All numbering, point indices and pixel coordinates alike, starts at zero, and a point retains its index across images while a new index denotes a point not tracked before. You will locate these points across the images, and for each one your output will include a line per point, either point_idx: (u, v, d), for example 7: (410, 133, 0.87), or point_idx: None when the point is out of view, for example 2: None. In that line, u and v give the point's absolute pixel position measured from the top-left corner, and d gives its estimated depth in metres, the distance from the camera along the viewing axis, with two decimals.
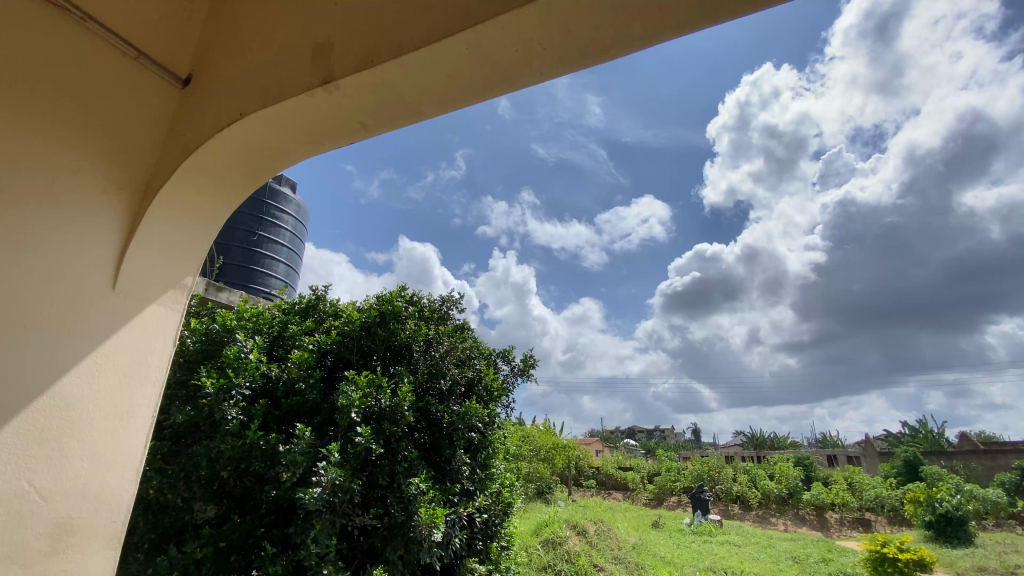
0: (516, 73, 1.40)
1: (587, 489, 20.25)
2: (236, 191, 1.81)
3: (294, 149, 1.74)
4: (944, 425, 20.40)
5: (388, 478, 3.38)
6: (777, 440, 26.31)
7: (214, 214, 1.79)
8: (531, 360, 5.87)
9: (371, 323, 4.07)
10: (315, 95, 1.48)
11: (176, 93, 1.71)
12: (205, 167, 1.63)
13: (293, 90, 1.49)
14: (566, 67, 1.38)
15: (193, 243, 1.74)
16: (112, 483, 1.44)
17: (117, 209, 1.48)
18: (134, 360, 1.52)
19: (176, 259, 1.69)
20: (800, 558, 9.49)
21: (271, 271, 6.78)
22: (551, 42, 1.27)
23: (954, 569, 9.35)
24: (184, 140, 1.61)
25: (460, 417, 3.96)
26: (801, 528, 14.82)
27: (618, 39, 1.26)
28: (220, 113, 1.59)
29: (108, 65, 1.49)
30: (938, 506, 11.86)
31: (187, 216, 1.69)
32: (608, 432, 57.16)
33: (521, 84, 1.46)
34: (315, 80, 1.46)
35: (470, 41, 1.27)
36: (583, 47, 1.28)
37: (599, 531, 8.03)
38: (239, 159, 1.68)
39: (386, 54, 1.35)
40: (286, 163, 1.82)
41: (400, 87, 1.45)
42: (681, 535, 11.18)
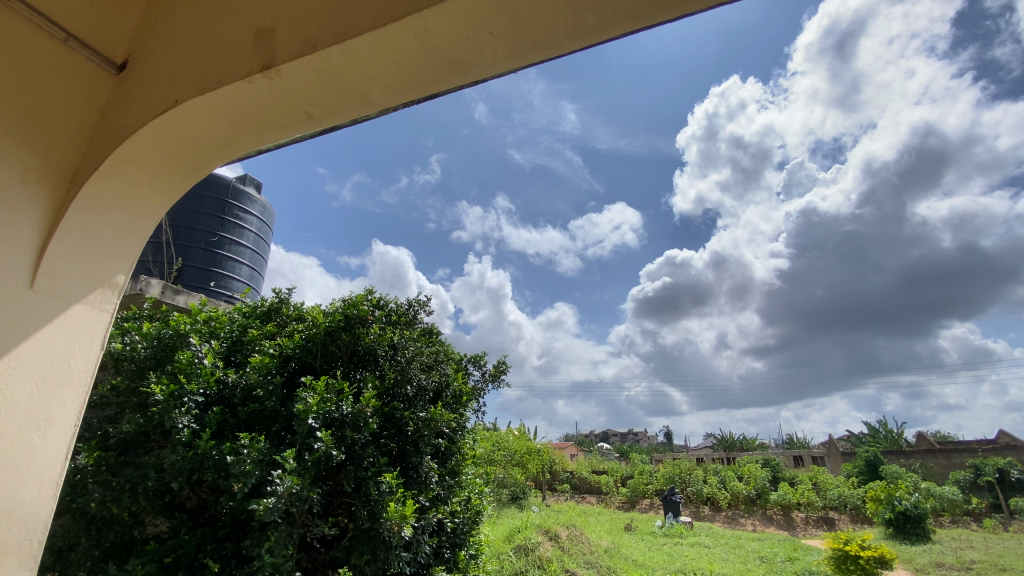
0: (466, 63, 1.40)
1: (561, 494, 20.35)
2: (174, 182, 1.75)
3: (236, 139, 1.69)
4: (903, 426, 21.28)
5: (353, 485, 3.31)
6: (746, 442, 26.90)
7: (150, 207, 1.73)
8: (502, 365, 5.86)
9: (334, 328, 3.98)
10: (255, 81, 1.45)
11: (110, 79, 1.64)
12: (138, 157, 1.57)
13: (232, 76, 1.46)
14: (516, 58, 1.39)
15: (127, 241, 1.67)
16: (25, 497, 1.35)
17: (38, 200, 1.41)
18: (55, 365, 1.44)
19: (108, 257, 1.61)
20: (767, 558, 9.69)
21: (234, 274, 6.59)
22: (502, 32, 1.28)
23: (912, 565, 9.72)
24: (116, 129, 1.55)
25: (426, 423, 3.92)
26: (768, 528, 15.15)
27: (571, 31, 1.28)
28: (155, 100, 1.54)
29: (34, 48, 1.43)
30: (897, 504, 12.32)
31: (120, 210, 1.63)
32: (582, 436, 57.42)
33: (472, 75, 1.47)
34: (255, 65, 1.42)
35: (416, 26, 1.26)
36: (534, 37, 1.30)
37: (571, 536, 8.03)
38: (179, 148, 1.63)
39: (328, 40, 1.33)
40: (228, 153, 1.78)
41: (344, 75, 1.42)
42: (653, 538, 11.30)
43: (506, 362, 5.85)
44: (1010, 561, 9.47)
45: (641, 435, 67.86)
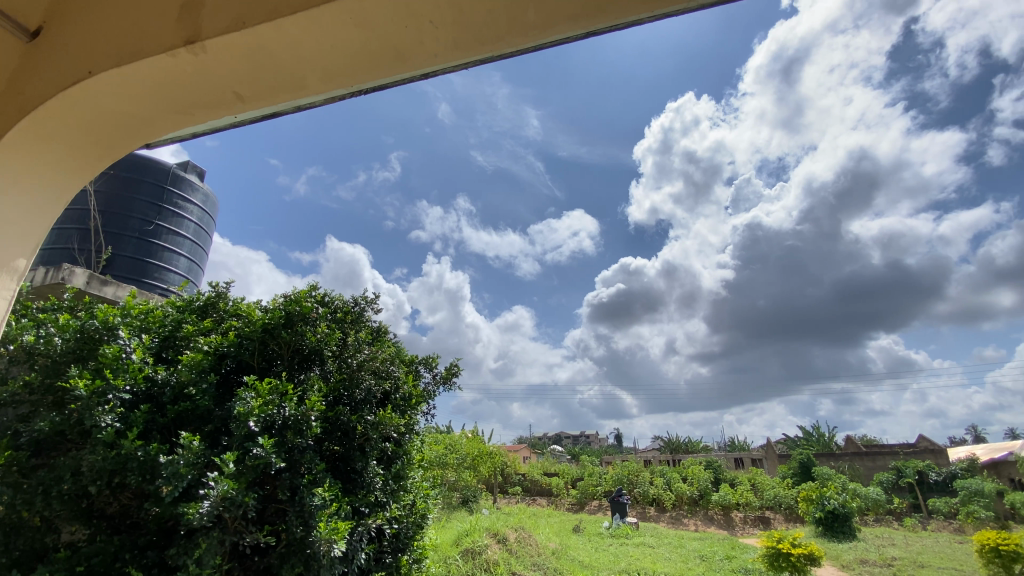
0: (406, 53, 1.40)
1: (512, 497, 20.40)
2: (89, 161, 1.65)
3: (161, 119, 1.62)
4: (834, 430, 22.68)
5: (289, 492, 3.20)
6: (691, 445, 27.90)
7: (61, 187, 1.61)
8: (455, 368, 5.84)
9: (275, 325, 3.84)
10: (178, 56, 1.40)
11: (22, 45, 1.54)
12: (48, 129, 1.48)
13: (153, 48, 1.40)
14: (457, 52, 1.40)
15: (35, 224, 1.55)
16: None
17: None
18: None
19: (18, 241, 1.49)
20: (707, 556, 10.12)
21: (170, 266, 6.24)
22: (444, 22, 1.30)
23: (839, 562, 10.38)
24: (23, 100, 1.46)
25: (372, 426, 3.87)
26: (709, 527, 15.78)
27: (513, 28, 1.32)
28: (70, 70, 1.46)
29: None
30: (826, 504, 13.13)
31: (29, 190, 1.52)
32: (534, 439, 57.83)
33: (413, 66, 1.47)
34: (179, 39, 1.38)
35: (353, 9, 1.26)
36: (477, 30, 1.32)
37: (519, 539, 8.07)
38: (96, 125, 1.55)
39: (258, 16, 1.30)
40: (152, 132, 1.69)
41: (277, 54, 1.40)
42: (600, 538, 11.56)
43: (459, 366, 5.83)
44: (925, 557, 10.27)
45: (592, 438, 69.20)
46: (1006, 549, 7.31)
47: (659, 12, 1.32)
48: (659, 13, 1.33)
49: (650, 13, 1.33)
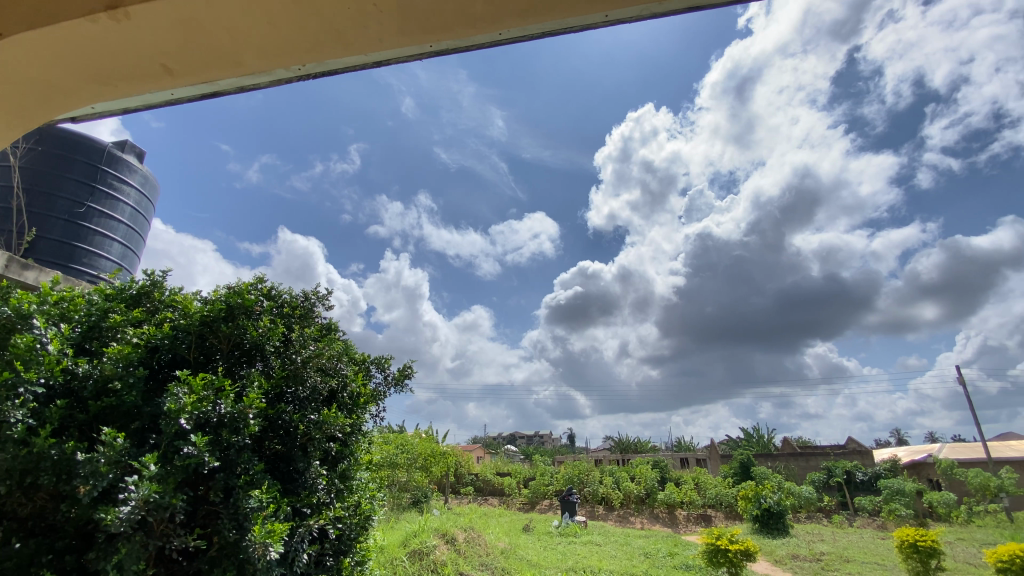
0: (348, 35, 1.40)
1: (464, 497, 20.31)
2: None
3: (81, 89, 1.54)
4: (772, 431, 23.91)
5: (223, 493, 3.09)
6: (640, 445, 28.70)
7: None
8: (407, 368, 5.80)
9: (214, 318, 3.70)
10: (99, 22, 1.33)
11: None
12: None
13: (71, 12, 1.33)
14: (403, 38, 1.42)
15: None
16: None
17: None
18: None
19: None
20: (651, 553, 10.47)
21: (102, 251, 5.85)
22: (387, 6, 1.32)
23: (773, 557, 10.98)
24: None
25: (316, 425, 3.81)
26: (655, 525, 16.30)
27: (459, 17, 1.35)
28: None
29: None
30: (763, 502, 13.83)
31: None
32: (488, 439, 57.81)
33: (356, 51, 1.46)
34: (100, 3, 1.31)
35: None
36: (422, 16, 1.35)
37: (468, 539, 8.07)
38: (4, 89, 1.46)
39: None
40: (72, 104, 1.60)
41: (209, 26, 1.36)
42: (550, 537, 11.72)
43: (412, 366, 5.80)
44: (850, 552, 11.00)
45: (545, 437, 69.97)
46: (923, 545, 7.94)
47: (605, 15, 1.39)
48: (605, 16, 1.39)
49: (596, 15, 1.40)
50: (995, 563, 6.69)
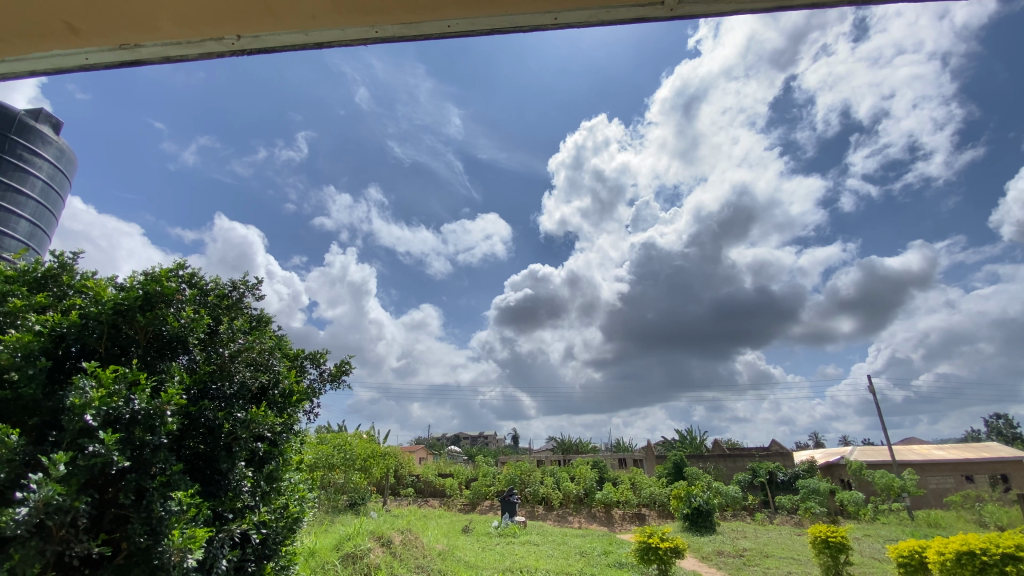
0: (278, 9, 1.42)
1: (403, 499, 20.00)
2: None
3: None
4: (704, 433, 25.11)
5: (134, 496, 2.90)
6: (581, 446, 29.31)
7: None
8: (345, 366, 5.65)
9: (129, 307, 3.45)
10: None
11: None
12: None
13: None
14: (339, 16, 1.47)
15: None
16: None
17: None
18: None
19: None
20: (587, 552, 10.74)
21: (6, 229, 5.31)
22: None
23: (700, 553, 11.56)
24: None
25: (243, 424, 3.65)
26: (592, 524, 16.70)
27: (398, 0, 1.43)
28: None
29: None
30: (693, 501, 14.51)
31: None
32: (432, 440, 57.20)
33: (285, 27, 1.49)
34: None
35: None
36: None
37: (404, 541, 7.95)
38: None
39: None
40: None
41: None
42: (488, 538, 11.76)
43: (349, 364, 5.66)
44: (770, 548, 11.76)
45: (489, 438, 70.27)
46: (834, 540, 8.62)
47: (547, 13, 1.53)
48: (547, 14, 1.53)
49: (537, 15, 1.53)
50: (896, 558, 7.36)
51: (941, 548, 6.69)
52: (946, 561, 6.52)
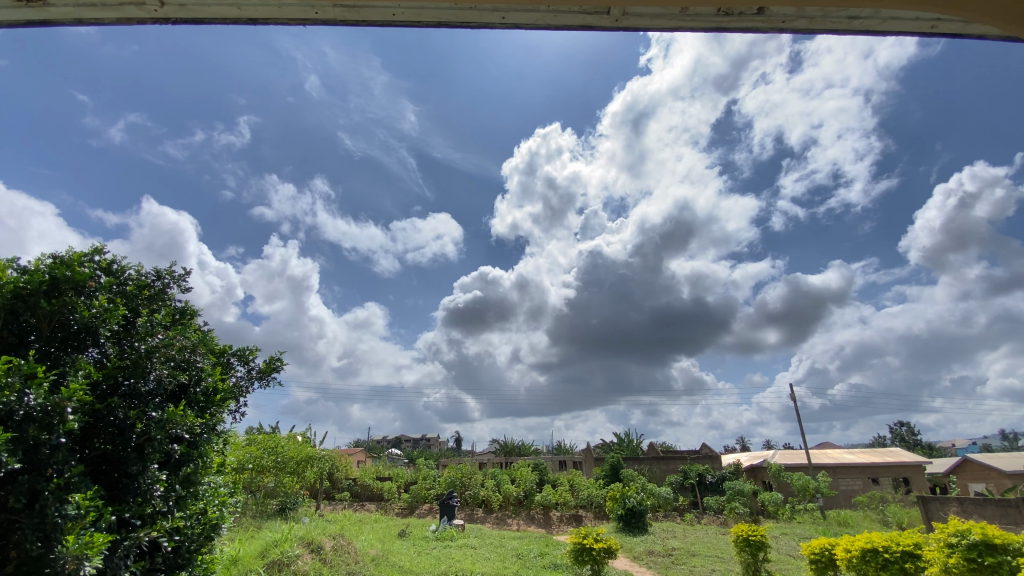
0: None
1: (338, 503, 19.32)
2: None
3: None
4: (640, 436, 26.00)
5: (27, 501, 2.65)
6: (523, 448, 29.55)
7: None
8: (276, 363, 5.42)
9: (31, 292, 3.18)
10: None
11: None
12: None
13: None
14: None
15: None
16: None
17: None
18: None
19: None
20: (523, 554, 10.83)
21: None
22: None
23: (632, 553, 11.97)
24: None
25: (157, 424, 3.43)
26: (530, 526, 16.86)
27: None
28: None
29: None
30: (627, 502, 15.00)
31: None
32: (372, 443, 55.68)
33: None
34: None
35: None
36: None
37: (336, 547, 7.70)
38: None
39: None
40: None
41: None
42: (425, 542, 11.59)
43: (281, 362, 5.43)
44: (696, 547, 12.33)
45: (432, 440, 69.48)
46: (754, 539, 9.15)
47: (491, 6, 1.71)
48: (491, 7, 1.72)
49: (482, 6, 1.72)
50: (809, 555, 7.93)
51: (849, 545, 7.27)
52: (853, 558, 7.10)
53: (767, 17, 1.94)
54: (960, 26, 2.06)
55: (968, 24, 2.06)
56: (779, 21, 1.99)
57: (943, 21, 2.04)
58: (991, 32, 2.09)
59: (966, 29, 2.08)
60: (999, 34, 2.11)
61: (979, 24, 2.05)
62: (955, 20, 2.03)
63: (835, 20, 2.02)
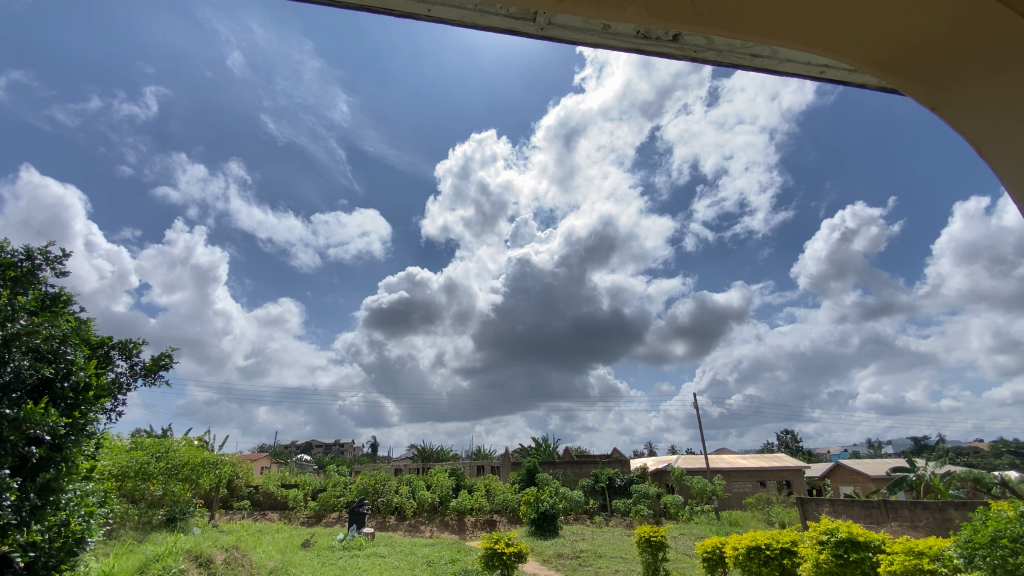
0: None
1: (236, 512, 17.95)
2: None
3: None
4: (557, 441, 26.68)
5: None
6: (441, 453, 29.20)
7: None
8: (163, 359, 4.99)
9: None
10: None
11: None
12: None
13: None
14: None
15: None
16: None
17: None
18: None
19: None
20: (433, 561, 10.68)
21: None
22: None
23: (541, 557, 12.22)
24: None
25: (12, 423, 3.06)
26: (443, 532, 16.70)
27: None
28: None
29: None
30: (540, 506, 15.33)
31: None
32: (280, 448, 52.31)
33: None
34: None
35: None
36: None
37: (229, 559, 7.16)
38: None
39: None
40: None
41: None
42: (330, 552, 11.09)
43: (169, 358, 5.01)
44: (603, 548, 12.84)
45: (346, 446, 66.76)
46: (654, 539, 9.71)
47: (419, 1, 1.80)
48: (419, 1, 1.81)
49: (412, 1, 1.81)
50: (702, 553, 8.53)
51: (736, 544, 7.92)
52: (739, 555, 7.73)
53: (681, 45, 2.13)
54: (847, 74, 2.40)
55: (853, 72, 2.40)
56: (692, 50, 2.17)
57: (832, 68, 2.37)
58: (871, 83, 2.44)
59: (851, 77, 2.42)
60: (878, 85, 2.46)
61: (861, 73, 2.40)
62: (842, 68, 2.37)
63: (740, 55, 2.26)
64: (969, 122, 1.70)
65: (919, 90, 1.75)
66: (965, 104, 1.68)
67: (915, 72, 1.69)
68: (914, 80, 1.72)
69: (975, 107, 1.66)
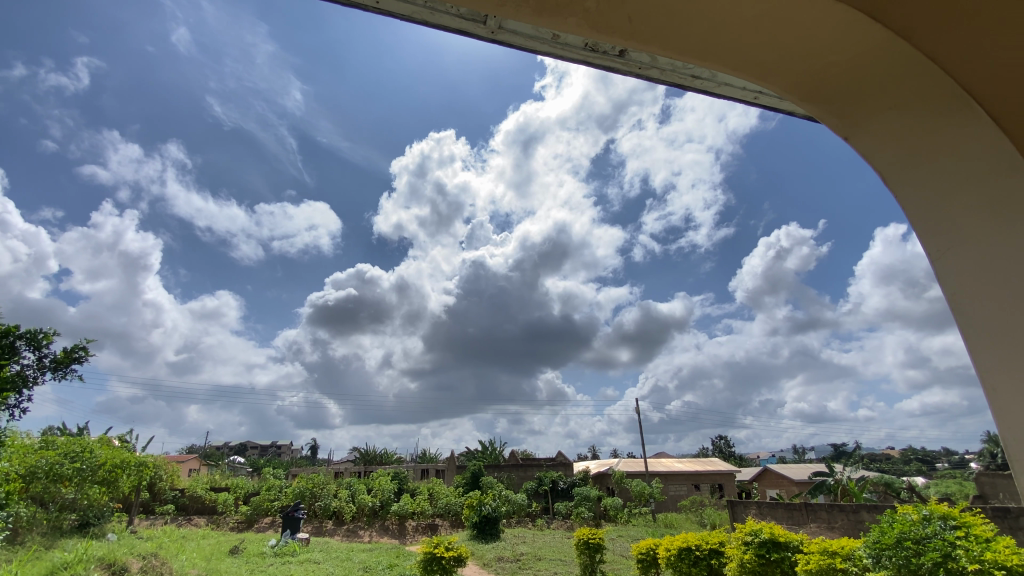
0: None
1: (158, 518, 16.81)
2: None
3: None
4: (503, 445, 26.75)
5: None
6: (384, 457, 28.59)
7: None
8: (77, 351, 4.63)
9: None
10: None
11: None
12: None
13: None
14: None
15: None
16: None
17: None
18: None
19: None
20: (370, 567, 10.40)
21: None
22: None
23: (481, 560, 12.21)
24: None
25: None
26: (382, 537, 16.35)
27: None
28: None
29: None
30: (482, 510, 15.29)
31: None
32: (212, 449, 49.54)
33: None
34: None
35: None
36: None
37: (147, 567, 6.71)
38: None
39: None
40: None
41: None
42: (260, 559, 10.59)
43: (83, 350, 4.64)
44: (543, 551, 13.00)
45: (285, 449, 64.04)
46: (591, 541, 9.94)
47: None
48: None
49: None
50: (637, 554, 8.82)
51: (669, 545, 8.26)
52: (671, 556, 8.06)
53: (626, 60, 2.24)
54: (777, 101, 2.61)
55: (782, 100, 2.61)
56: (637, 66, 2.29)
57: (764, 94, 2.57)
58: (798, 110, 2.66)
59: (780, 105, 2.64)
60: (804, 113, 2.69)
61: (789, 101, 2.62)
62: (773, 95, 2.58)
63: (681, 75, 2.41)
64: (875, 150, 1.87)
65: (834, 116, 1.91)
66: (871, 133, 1.85)
67: (830, 99, 1.84)
68: (828, 108, 1.88)
69: (880, 136, 1.83)
